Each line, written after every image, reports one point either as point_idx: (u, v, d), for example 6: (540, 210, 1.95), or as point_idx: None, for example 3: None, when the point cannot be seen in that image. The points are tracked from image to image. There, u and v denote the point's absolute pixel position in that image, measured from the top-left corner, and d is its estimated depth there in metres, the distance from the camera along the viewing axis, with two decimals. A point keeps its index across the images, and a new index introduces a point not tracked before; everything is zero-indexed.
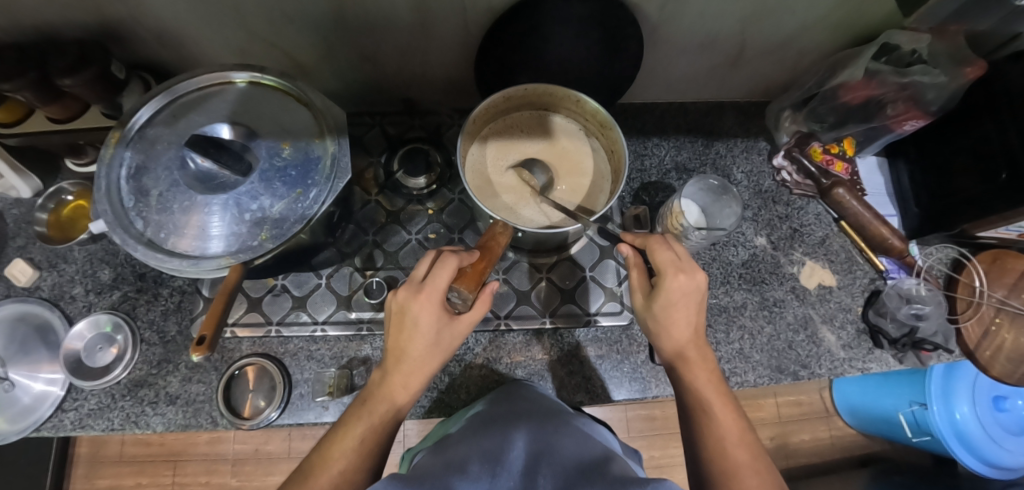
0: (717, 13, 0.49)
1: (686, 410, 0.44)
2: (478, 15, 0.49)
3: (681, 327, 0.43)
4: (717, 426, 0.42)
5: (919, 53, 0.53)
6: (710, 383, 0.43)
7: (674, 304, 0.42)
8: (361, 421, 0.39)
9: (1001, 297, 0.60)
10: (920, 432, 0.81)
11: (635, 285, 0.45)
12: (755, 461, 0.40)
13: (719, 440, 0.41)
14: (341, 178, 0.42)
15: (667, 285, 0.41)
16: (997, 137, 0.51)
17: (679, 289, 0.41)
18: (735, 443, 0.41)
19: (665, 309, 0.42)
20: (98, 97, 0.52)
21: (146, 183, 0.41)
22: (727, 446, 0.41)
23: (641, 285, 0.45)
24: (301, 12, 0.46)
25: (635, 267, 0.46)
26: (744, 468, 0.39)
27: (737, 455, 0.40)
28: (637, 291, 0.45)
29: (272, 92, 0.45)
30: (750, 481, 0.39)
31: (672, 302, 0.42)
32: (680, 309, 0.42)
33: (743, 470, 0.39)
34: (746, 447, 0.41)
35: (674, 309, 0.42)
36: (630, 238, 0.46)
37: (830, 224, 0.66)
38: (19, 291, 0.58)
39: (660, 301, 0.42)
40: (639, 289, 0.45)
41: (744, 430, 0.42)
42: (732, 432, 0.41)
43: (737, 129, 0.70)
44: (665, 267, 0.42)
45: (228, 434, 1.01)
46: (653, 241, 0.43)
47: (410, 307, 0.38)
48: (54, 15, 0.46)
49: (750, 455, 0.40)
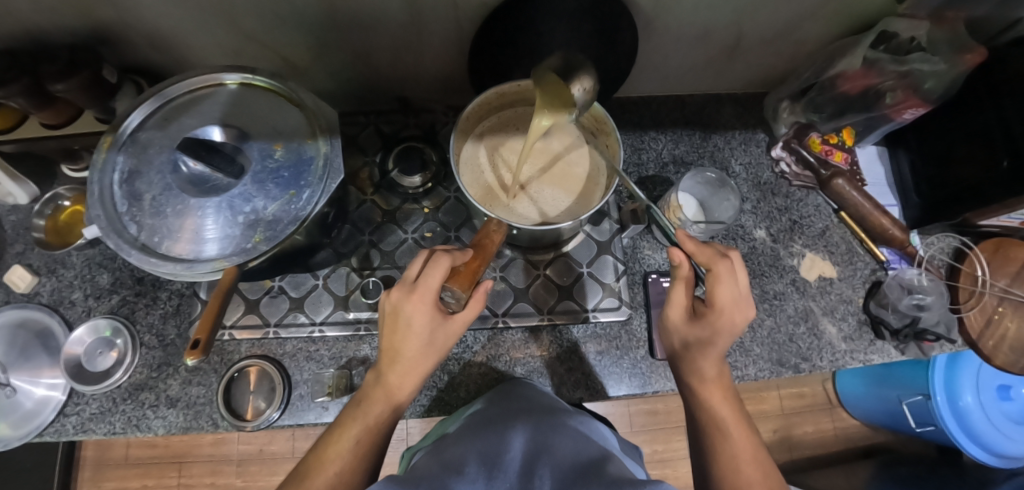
0: (711, 4, 0.49)
1: (697, 423, 0.44)
2: (470, 11, 0.48)
3: (714, 356, 0.42)
4: (730, 443, 0.41)
5: (918, 40, 0.52)
6: (721, 398, 0.43)
7: (716, 336, 0.42)
8: (356, 422, 0.39)
9: (1003, 286, 0.60)
10: (925, 423, 0.80)
11: (673, 300, 0.43)
12: (766, 478, 0.40)
13: (730, 456, 0.40)
14: (334, 178, 0.42)
15: (716, 321, 0.41)
16: (998, 125, 0.51)
17: (727, 325, 0.41)
18: (747, 461, 0.40)
19: (704, 338, 0.42)
20: (92, 101, 0.51)
21: (139, 188, 0.41)
22: (738, 463, 0.40)
23: (680, 303, 0.43)
24: (291, 11, 0.46)
25: (681, 283, 0.42)
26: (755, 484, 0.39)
27: (749, 473, 0.40)
28: (676, 309, 0.43)
29: (263, 94, 0.45)
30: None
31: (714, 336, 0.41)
32: (722, 343, 0.42)
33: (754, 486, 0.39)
34: (758, 466, 0.40)
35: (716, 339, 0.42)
36: (689, 249, 0.41)
37: (829, 215, 0.66)
38: (18, 297, 0.58)
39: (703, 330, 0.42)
40: (678, 307, 0.43)
41: (754, 444, 0.41)
42: (743, 448, 0.41)
43: (735, 121, 0.69)
44: (721, 305, 0.40)
45: (233, 435, 1.02)
46: (716, 273, 0.40)
47: (404, 308, 0.38)
48: (44, 20, 0.46)
49: (761, 474, 0.40)
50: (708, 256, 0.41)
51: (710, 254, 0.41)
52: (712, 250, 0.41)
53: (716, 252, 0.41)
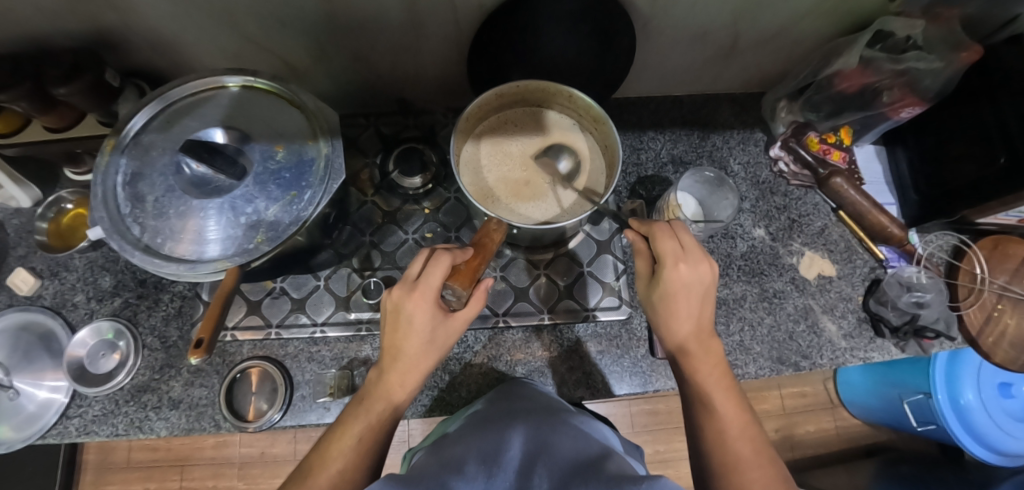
0: (708, 5, 0.49)
1: (690, 403, 0.43)
2: (469, 13, 0.49)
3: (685, 317, 0.42)
4: (721, 421, 0.41)
5: (913, 39, 0.53)
6: (716, 377, 0.42)
7: (677, 299, 0.42)
8: (358, 420, 0.39)
9: (1002, 283, 0.60)
10: (926, 421, 0.81)
11: (640, 273, 0.45)
12: (759, 456, 0.39)
13: (722, 434, 0.40)
14: (336, 179, 0.42)
15: (665, 276, 0.41)
16: (994, 123, 0.51)
17: (680, 280, 0.41)
18: (738, 437, 0.40)
19: (663, 301, 0.42)
20: (94, 105, 0.52)
21: (142, 189, 0.41)
22: (730, 442, 0.40)
23: (645, 271, 0.45)
24: (292, 14, 0.46)
25: (641, 254, 0.45)
26: (747, 462, 0.39)
27: (739, 449, 0.39)
28: (641, 277, 0.45)
29: (265, 96, 0.45)
30: (752, 473, 0.38)
31: (673, 294, 0.42)
32: (682, 303, 0.42)
33: (747, 465, 0.39)
34: (750, 442, 0.40)
35: (674, 299, 0.42)
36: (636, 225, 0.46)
37: (828, 213, 0.66)
38: (21, 301, 0.58)
39: (662, 291, 0.42)
40: (643, 275, 0.45)
41: (747, 421, 0.41)
42: (734, 425, 0.41)
43: (733, 121, 0.70)
44: (665, 258, 0.41)
45: (234, 438, 1.02)
46: (654, 230, 0.43)
47: (405, 306, 0.38)
48: (47, 24, 0.46)
49: (753, 451, 0.39)
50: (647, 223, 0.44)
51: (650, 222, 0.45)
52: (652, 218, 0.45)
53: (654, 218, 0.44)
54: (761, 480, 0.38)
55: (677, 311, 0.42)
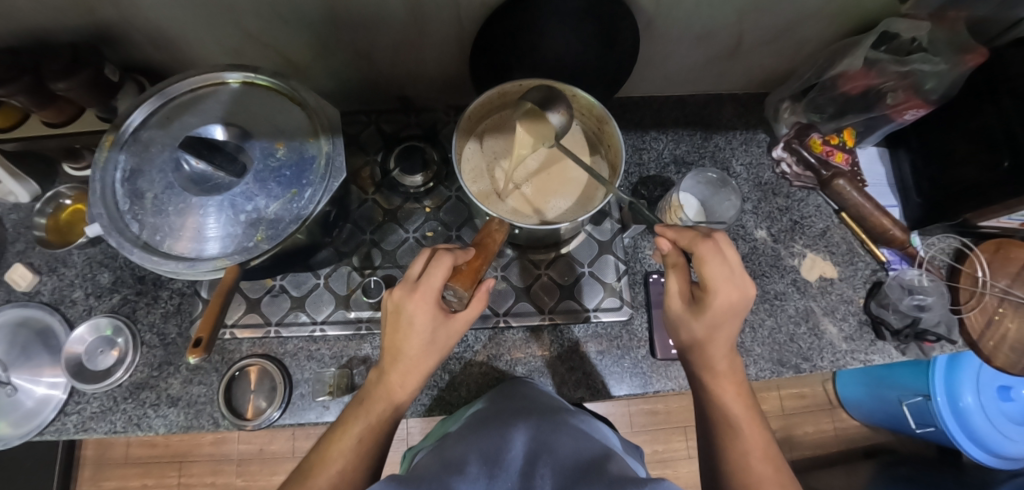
0: (712, 4, 0.49)
1: (708, 420, 0.44)
2: (472, 10, 0.48)
3: (722, 335, 0.42)
4: (741, 439, 0.41)
5: (919, 40, 0.52)
6: (734, 395, 0.43)
7: (719, 320, 0.41)
8: (359, 419, 0.39)
9: (1003, 286, 0.60)
10: (925, 424, 0.80)
11: (673, 289, 0.43)
12: (777, 475, 0.40)
13: (741, 453, 0.41)
14: (336, 178, 0.42)
15: (713, 304, 0.40)
16: (1000, 127, 0.51)
17: (725, 305, 0.40)
18: (759, 457, 0.41)
19: (705, 327, 0.41)
20: (94, 100, 0.51)
21: (140, 186, 0.41)
22: (749, 459, 0.40)
23: (680, 290, 0.43)
24: (293, 10, 0.45)
25: (676, 270, 0.42)
26: (766, 479, 0.40)
27: (760, 469, 0.40)
28: (676, 297, 0.43)
29: (265, 92, 0.45)
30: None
31: (719, 321, 0.41)
32: (724, 328, 0.41)
33: (765, 480, 0.40)
34: (770, 461, 0.41)
35: (717, 324, 0.41)
36: (670, 235, 0.42)
37: (830, 215, 0.66)
38: (19, 296, 0.58)
39: (704, 318, 0.41)
40: (677, 294, 0.43)
41: (766, 438, 0.42)
42: (754, 442, 0.41)
43: (736, 121, 0.69)
44: (717, 287, 0.39)
45: (233, 435, 1.02)
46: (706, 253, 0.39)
47: (406, 306, 0.38)
48: (46, 18, 0.46)
49: (773, 470, 0.40)
50: (689, 238, 0.41)
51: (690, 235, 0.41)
52: (695, 232, 0.41)
53: (698, 234, 0.41)
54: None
55: (716, 335, 0.41)
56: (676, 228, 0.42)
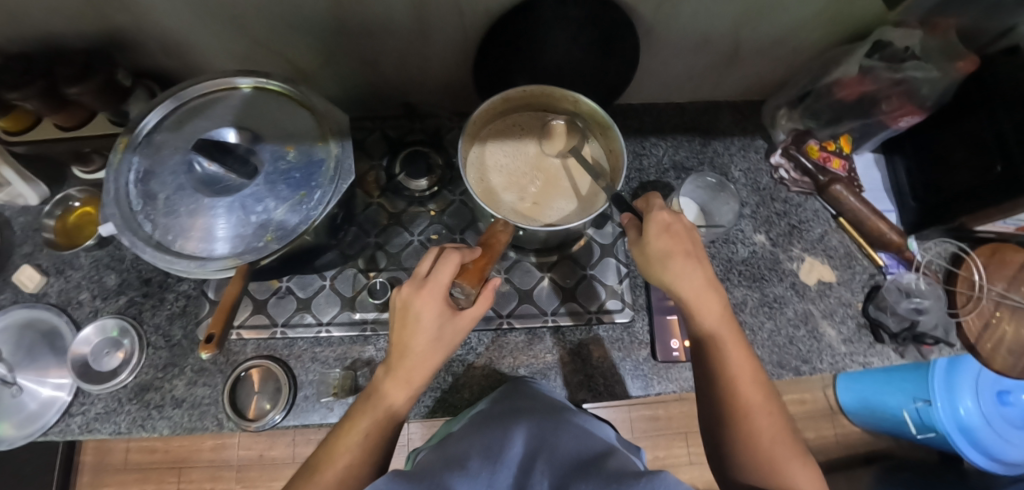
0: (711, 13, 0.50)
1: (699, 346, 0.43)
2: (477, 19, 0.50)
3: (678, 259, 0.42)
4: (729, 362, 0.41)
5: (912, 49, 0.54)
6: (720, 319, 0.42)
7: (665, 241, 0.42)
8: (365, 416, 0.40)
9: (1000, 290, 0.60)
10: (926, 429, 0.81)
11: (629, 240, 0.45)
12: (767, 401, 0.40)
13: (732, 380, 0.41)
14: (345, 180, 0.43)
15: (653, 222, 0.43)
16: (991, 132, 0.52)
17: (662, 224, 0.43)
18: (747, 382, 0.41)
19: (657, 247, 0.42)
20: (106, 105, 0.53)
21: (153, 187, 0.42)
22: (740, 387, 0.40)
23: (634, 239, 0.45)
24: (304, 17, 0.47)
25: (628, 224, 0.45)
26: (757, 408, 0.40)
27: (750, 395, 0.40)
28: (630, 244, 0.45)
29: (275, 98, 0.46)
30: (762, 422, 0.39)
31: (664, 239, 0.42)
32: (676, 244, 0.42)
33: (756, 410, 0.40)
34: (759, 388, 0.41)
35: (668, 242, 0.42)
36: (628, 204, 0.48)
37: (828, 220, 0.67)
38: (26, 298, 0.59)
39: (652, 237, 0.42)
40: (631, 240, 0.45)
41: (753, 364, 0.42)
42: (742, 367, 0.41)
43: (734, 128, 0.71)
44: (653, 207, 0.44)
45: (233, 440, 1.01)
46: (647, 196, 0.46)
47: (413, 304, 0.39)
48: (62, 25, 0.47)
49: (762, 396, 0.40)
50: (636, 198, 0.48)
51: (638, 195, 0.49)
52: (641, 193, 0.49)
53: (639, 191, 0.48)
54: (770, 428, 0.39)
55: (671, 251, 0.42)
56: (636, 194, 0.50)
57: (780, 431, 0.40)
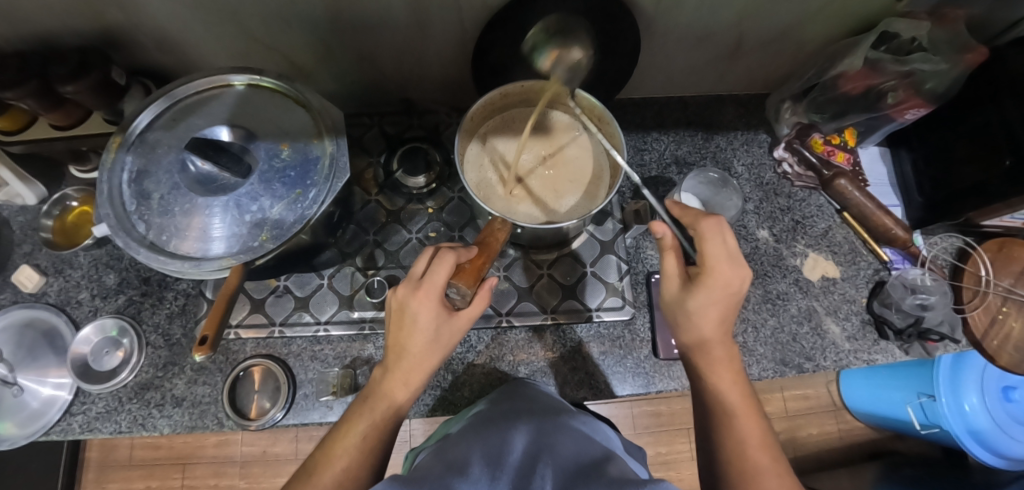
0: (712, 5, 0.49)
1: (707, 410, 0.43)
2: (474, 13, 0.49)
3: (715, 319, 0.41)
4: (739, 429, 0.40)
5: (919, 41, 0.52)
6: (731, 382, 0.42)
7: (711, 301, 0.41)
8: (362, 418, 0.39)
9: (1008, 285, 0.59)
10: (929, 425, 0.80)
11: (667, 271, 0.43)
12: (776, 464, 0.39)
13: (739, 443, 0.40)
14: (340, 178, 0.42)
15: (709, 283, 0.40)
16: (999, 124, 0.51)
17: (719, 282, 0.40)
18: (756, 444, 0.39)
19: (702, 303, 0.41)
20: (101, 103, 0.52)
21: (147, 187, 0.41)
22: (745, 444, 0.40)
23: (673, 273, 0.43)
24: (298, 13, 0.46)
25: (669, 251, 0.43)
26: (767, 471, 0.38)
27: (758, 458, 0.39)
28: (672, 277, 0.43)
29: (270, 94, 0.45)
30: (770, 483, 0.38)
31: (715, 296, 0.41)
32: (718, 307, 0.41)
33: (765, 472, 0.38)
34: (768, 449, 0.40)
35: (713, 304, 0.41)
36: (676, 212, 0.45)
37: (832, 215, 0.66)
38: (25, 298, 0.59)
39: (698, 292, 0.41)
40: (673, 275, 0.43)
41: (763, 431, 0.41)
42: (751, 431, 0.40)
43: (737, 122, 0.70)
44: (713, 263, 0.40)
45: (236, 437, 1.02)
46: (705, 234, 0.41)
47: (409, 305, 0.39)
48: (55, 23, 0.47)
49: (771, 458, 0.39)
50: (693, 217, 0.43)
51: (696, 214, 0.43)
52: (698, 211, 0.43)
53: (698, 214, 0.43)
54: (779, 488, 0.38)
55: (714, 310, 0.41)
56: (687, 209, 0.44)
57: None
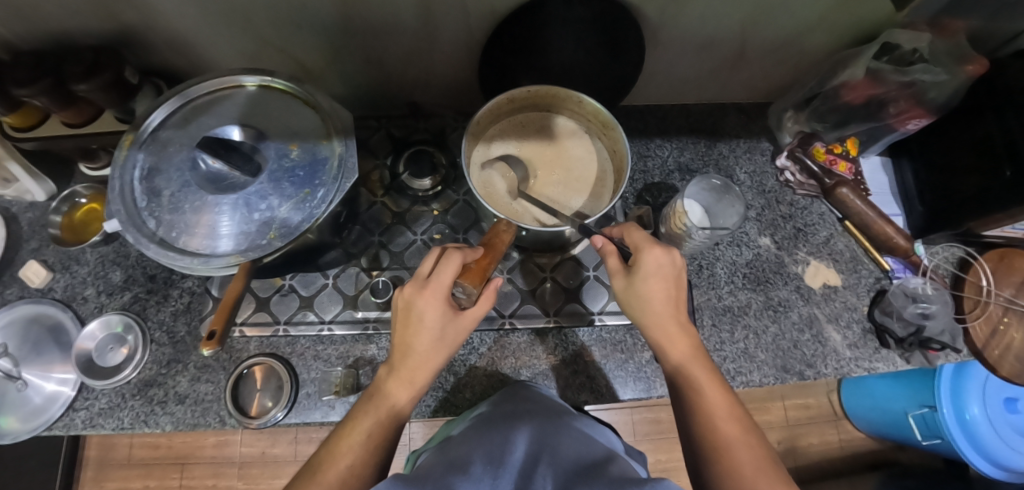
0: (717, 14, 0.50)
1: None
2: (482, 19, 0.50)
3: (663, 301, 0.42)
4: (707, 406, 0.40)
5: (920, 51, 0.53)
6: (694, 361, 0.42)
7: (653, 282, 0.42)
8: (367, 416, 0.40)
9: (1008, 296, 0.59)
10: (931, 435, 0.80)
11: (612, 271, 0.44)
12: (746, 436, 0.39)
13: (710, 421, 0.40)
14: (348, 178, 0.43)
15: (644, 261, 0.42)
16: (1000, 135, 0.51)
17: (653, 262, 0.42)
18: (724, 416, 0.40)
19: (645, 286, 0.42)
20: (114, 102, 0.53)
21: (158, 184, 0.42)
22: (718, 421, 0.40)
23: (618, 271, 0.44)
24: (310, 16, 0.47)
25: (611, 254, 0.44)
26: (736, 441, 0.38)
27: (727, 429, 0.39)
28: (617, 275, 0.43)
29: (280, 96, 0.46)
30: (742, 455, 0.38)
31: (654, 277, 0.42)
32: (662, 286, 0.42)
33: (734, 443, 0.38)
34: (735, 419, 0.40)
35: (655, 284, 0.42)
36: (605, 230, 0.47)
37: (834, 223, 0.66)
38: (32, 293, 0.59)
39: (639, 276, 0.42)
40: (617, 273, 0.44)
41: (732, 405, 0.41)
42: (720, 404, 0.40)
43: (739, 130, 0.70)
44: (643, 245, 0.42)
45: (235, 438, 1.01)
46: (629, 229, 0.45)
47: (416, 303, 0.39)
48: (71, 22, 0.47)
49: (741, 429, 0.39)
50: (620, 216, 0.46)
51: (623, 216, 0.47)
52: None
53: None
54: (752, 461, 0.37)
55: (657, 292, 0.42)
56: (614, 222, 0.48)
57: (766, 470, 0.37)
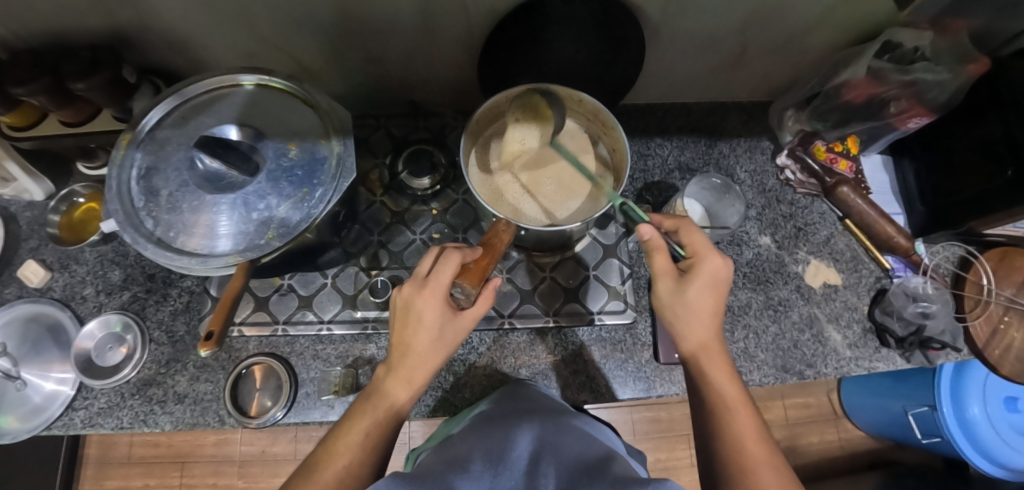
0: (717, 13, 0.50)
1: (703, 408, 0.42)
2: (481, 18, 0.49)
3: (709, 312, 0.42)
4: (735, 424, 0.40)
5: (922, 50, 0.52)
6: (728, 377, 0.42)
7: (705, 292, 0.42)
8: (365, 415, 0.39)
9: (1009, 296, 0.59)
10: (931, 434, 0.80)
11: (659, 270, 0.43)
12: (773, 459, 0.38)
13: (736, 440, 0.39)
14: (347, 178, 0.42)
15: (702, 270, 0.42)
16: (1001, 135, 0.51)
17: (710, 272, 0.42)
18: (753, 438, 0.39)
19: (696, 294, 0.41)
20: (112, 101, 0.53)
21: (156, 184, 0.42)
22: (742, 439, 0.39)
23: (664, 272, 0.43)
24: (309, 15, 0.47)
25: (658, 251, 0.43)
26: (762, 463, 0.38)
27: (755, 451, 0.38)
28: (664, 276, 0.43)
29: (278, 94, 0.46)
30: (767, 478, 0.37)
31: (707, 286, 0.42)
32: (714, 297, 0.42)
33: (758, 464, 0.38)
34: (762, 442, 0.39)
35: (706, 293, 0.42)
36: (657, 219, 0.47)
37: (834, 222, 0.66)
38: (30, 293, 0.59)
39: (693, 284, 0.41)
40: (665, 274, 0.43)
41: (759, 427, 0.40)
42: (746, 425, 0.40)
43: (740, 129, 0.70)
44: (703, 253, 0.42)
45: (235, 436, 1.01)
46: (689, 232, 0.44)
47: (415, 303, 0.39)
48: (68, 21, 0.47)
49: (768, 452, 0.39)
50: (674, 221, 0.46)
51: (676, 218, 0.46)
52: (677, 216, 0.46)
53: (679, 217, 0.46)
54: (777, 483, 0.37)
55: (706, 302, 0.42)
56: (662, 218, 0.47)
57: None
